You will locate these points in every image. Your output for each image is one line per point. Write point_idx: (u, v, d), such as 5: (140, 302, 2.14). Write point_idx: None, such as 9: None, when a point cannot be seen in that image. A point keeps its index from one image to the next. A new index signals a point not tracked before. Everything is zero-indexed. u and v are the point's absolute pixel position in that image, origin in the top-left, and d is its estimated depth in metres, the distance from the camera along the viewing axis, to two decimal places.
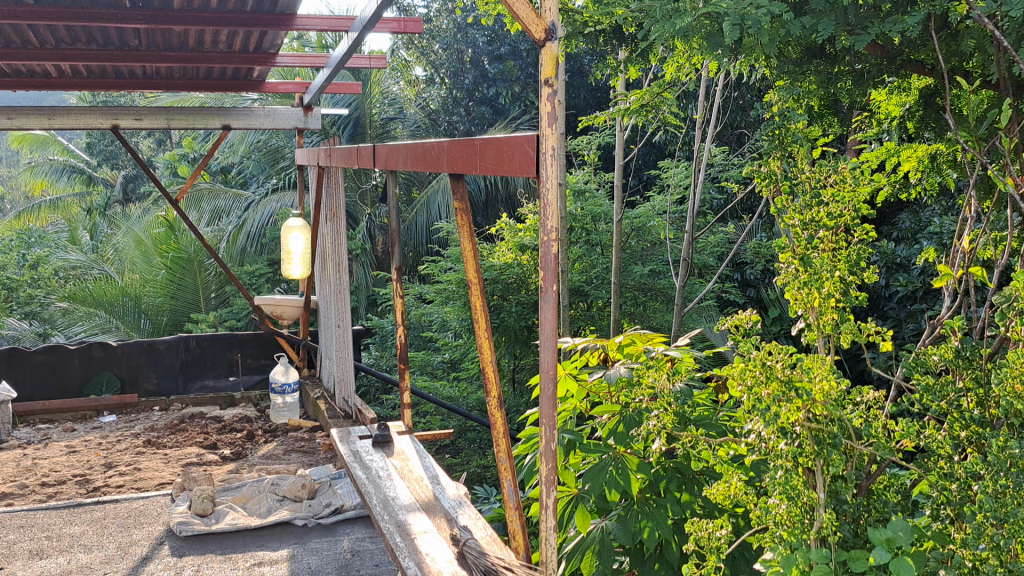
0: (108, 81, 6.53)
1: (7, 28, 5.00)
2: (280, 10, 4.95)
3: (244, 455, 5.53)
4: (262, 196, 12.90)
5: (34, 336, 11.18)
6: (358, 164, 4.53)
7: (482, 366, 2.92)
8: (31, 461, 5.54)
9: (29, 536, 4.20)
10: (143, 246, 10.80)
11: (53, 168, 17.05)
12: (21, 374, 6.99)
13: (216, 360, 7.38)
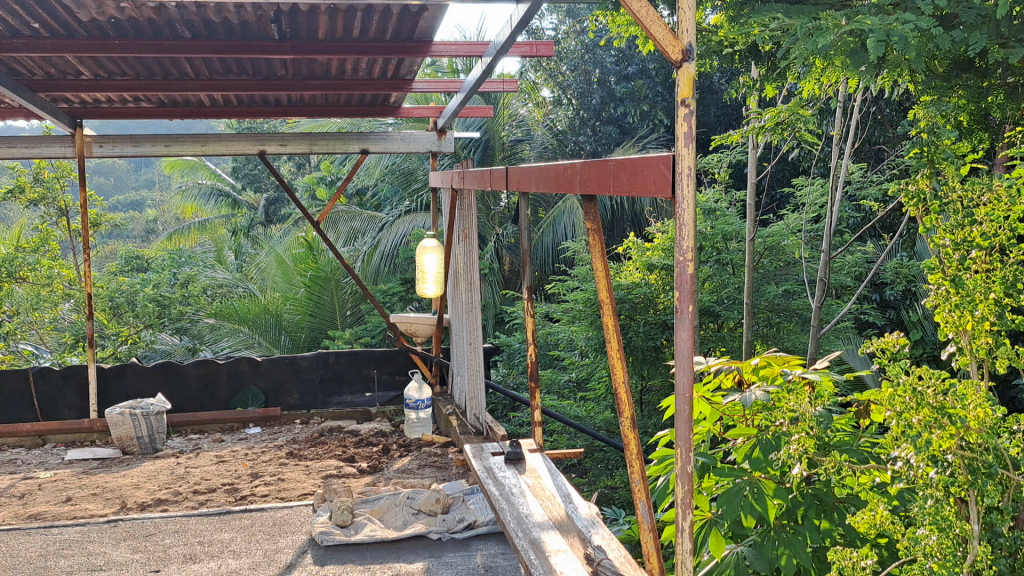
0: (257, 110, 6.92)
1: (165, 61, 5.38)
2: (418, 37, 5.14)
3: (380, 469, 5.70)
4: (395, 218, 13.31)
5: (185, 351, 11.93)
6: (491, 186, 4.63)
7: (615, 387, 2.94)
8: (184, 469, 5.86)
9: (183, 541, 4.46)
10: (285, 266, 11.57)
11: (201, 192, 18.32)
12: (175, 388, 7.43)
13: (353, 376, 7.65)
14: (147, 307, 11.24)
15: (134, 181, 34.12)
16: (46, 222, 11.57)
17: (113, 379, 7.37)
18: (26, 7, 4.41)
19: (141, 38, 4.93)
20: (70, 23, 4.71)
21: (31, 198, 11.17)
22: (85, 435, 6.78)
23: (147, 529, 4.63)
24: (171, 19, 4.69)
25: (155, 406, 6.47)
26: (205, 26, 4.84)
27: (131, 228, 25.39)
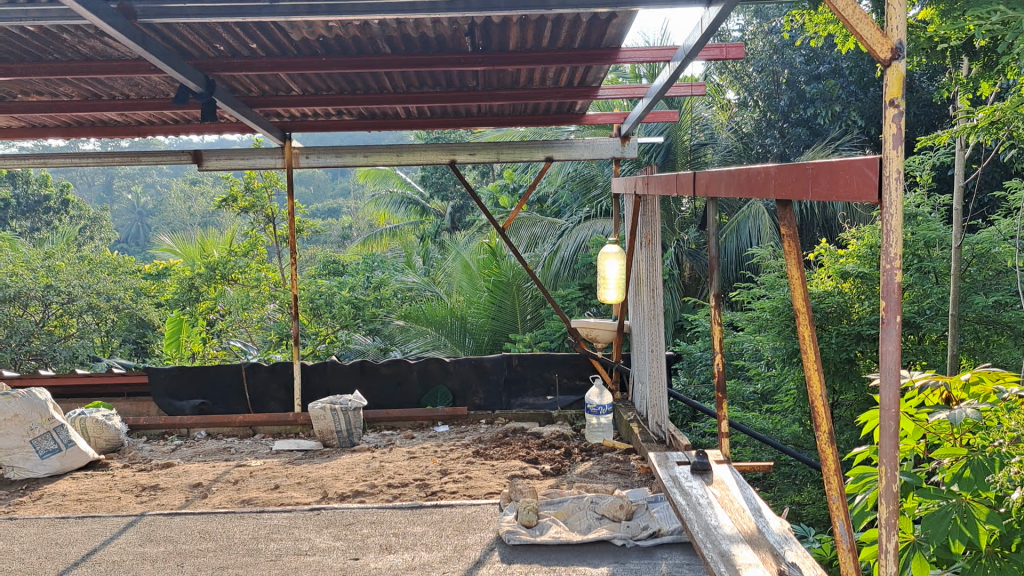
0: (448, 120, 7.17)
1: (367, 76, 5.69)
2: (605, 45, 5.15)
3: (563, 472, 5.75)
4: (575, 223, 13.40)
5: (377, 351, 12.32)
6: (677, 191, 4.58)
7: (813, 400, 2.85)
8: (379, 463, 6.14)
9: (379, 531, 4.67)
10: (470, 271, 11.93)
11: (392, 200, 19.11)
12: (369, 385, 7.81)
13: (535, 379, 7.74)
14: (343, 308, 11.84)
15: (331, 190, 36.04)
16: (255, 229, 12.46)
17: (314, 375, 7.82)
18: (246, 28, 4.78)
19: (346, 54, 5.23)
20: (284, 43, 5.06)
21: (242, 207, 12.06)
22: (289, 427, 7.22)
23: (346, 518, 4.89)
24: (374, 35, 4.94)
25: (352, 402, 6.82)
26: (405, 41, 5.05)
27: (329, 233, 26.70)
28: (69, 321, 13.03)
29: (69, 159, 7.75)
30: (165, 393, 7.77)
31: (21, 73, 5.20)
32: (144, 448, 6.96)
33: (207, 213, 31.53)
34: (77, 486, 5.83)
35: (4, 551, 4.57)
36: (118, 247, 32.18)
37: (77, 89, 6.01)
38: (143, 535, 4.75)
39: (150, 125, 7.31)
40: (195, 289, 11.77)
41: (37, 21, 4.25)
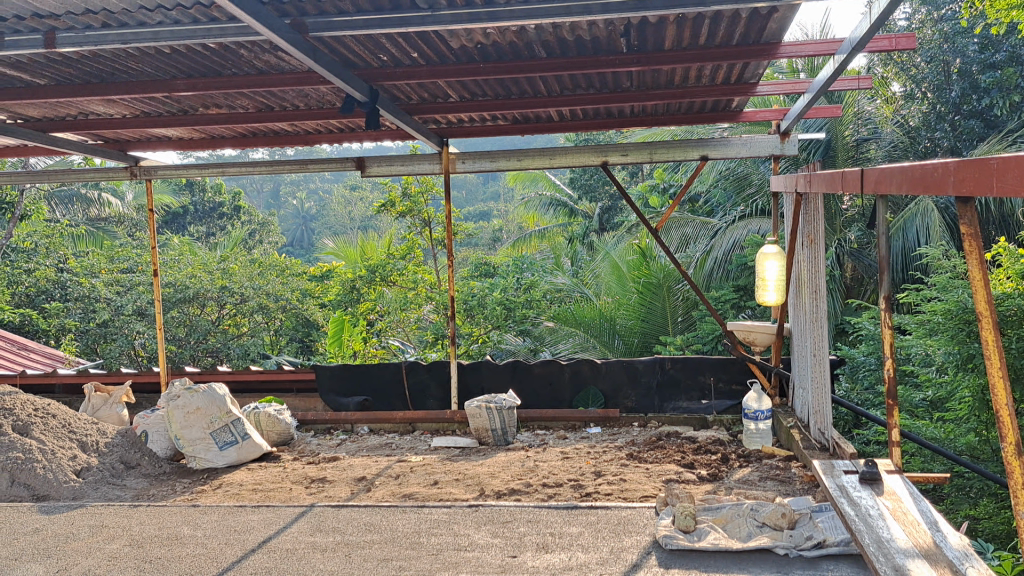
0: (600, 121, 7.19)
1: (522, 82, 5.79)
2: (764, 40, 5.02)
3: (720, 478, 5.64)
4: (728, 223, 13.12)
5: (527, 351, 12.16)
6: (843, 188, 4.40)
7: (998, 410, 2.68)
8: (533, 462, 6.21)
9: (536, 530, 4.72)
10: (619, 272, 11.90)
11: (541, 203, 19.31)
12: (523, 385, 7.90)
13: (689, 383, 7.63)
14: (495, 309, 12.01)
15: (483, 194, 36.59)
16: (412, 232, 12.84)
17: (470, 374, 7.98)
18: (408, 39, 4.95)
19: (503, 60, 5.31)
20: (443, 50, 5.19)
21: (400, 211, 12.47)
22: (447, 424, 7.41)
23: (504, 516, 4.97)
24: (529, 40, 5.01)
25: (507, 401, 6.92)
26: (560, 44, 5.11)
27: (481, 236, 26.91)
28: (242, 319, 13.89)
29: (244, 168, 8.22)
30: (331, 390, 8.13)
31: (204, 88, 5.54)
32: (312, 441, 7.31)
33: (366, 218, 32.72)
34: (252, 477, 6.18)
35: (189, 535, 4.90)
36: (284, 250, 33.88)
37: (252, 101, 6.37)
38: (313, 525, 4.98)
39: (317, 134, 7.66)
40: (356, 292, 12.45)
41: (218, 38, 4.54)
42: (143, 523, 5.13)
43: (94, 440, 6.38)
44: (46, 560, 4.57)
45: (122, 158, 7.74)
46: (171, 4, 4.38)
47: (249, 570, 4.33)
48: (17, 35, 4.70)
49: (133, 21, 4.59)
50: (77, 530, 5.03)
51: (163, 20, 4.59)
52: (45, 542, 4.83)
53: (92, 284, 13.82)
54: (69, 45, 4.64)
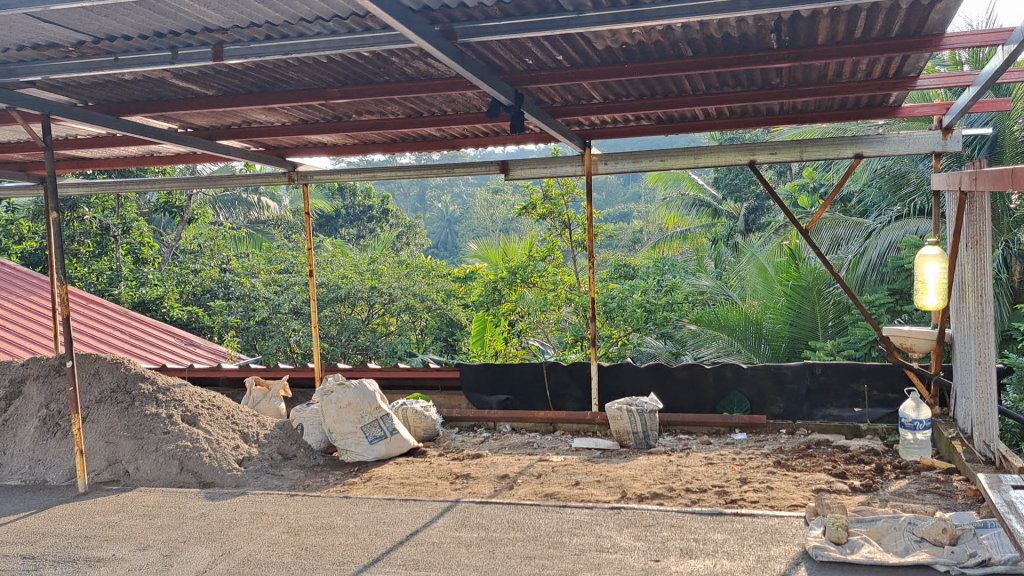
0: (748, 119, 7.01)
1: (666, 80, 5.75)
2: (927, 31, 4.78)
3: (874, 489, 5.41)
4: (884, 224, 12.53)
5: (668, 355, 11.87)
6: (1012, 185, 4.12)
7: None
8: (676, 467, 6.13)
9: (679, 535, 4.66)
10: (767, 275, 11.62)
11: (685, 202, 19.16)
12: (666, 388, 7.81)
13: (840, 390, 7.34)
14: (635, 311, 12.05)
15: (623, 195, 36.40)
16: (552, 234, 12.89)
17: (611, 376, 7.95)
18: (553, 42, 5.00)
19: (648, 60, 5.28)
20: (589, 52, 5.22)
21: (541, 213, 12.56)
22: (588, 425, 7.42)
23: (646, 519, 4.93)
24: (675, 39, 4.96)
25: (649, 404, 6.85)
26: (706, 43, 5.03)
27: (622, 238, 26.70)
28: (390, 319, 14.40)
29: (393, 172, 8.48)
30: (474, 388, 8.30)
31: (357, 95, 5.75)
32: (456, 438, 7.46)
33: (508, 220, 33.01)
34: (400, 471, 6.37)
35: (342, 525, 5.10)
36: (428, 253, 34.78)
37: (402, 106, 6.58)
38: (458, 520, 5.09)
39: (463, 138, 7.83)
40: (498, 292, 12.64)
41: (372, 47, 4.73)
42: (299, 512, 5.38)
43: (255, 431, 6.72)
44: (212, 544, 4.85)
45: (280, 164, 8.13)
46: (329, 15, 4.58)
47: (397, 562, 4.46)
48: (188, 49, 5.01)
49: (293, 33, 4.84)
50: (240, 516, 5.33)
51: (321, 31, 4.82)
52: (210, 527, 5.14)
53: (252, 284, 14.63)
54: (236, 58, 4.93)
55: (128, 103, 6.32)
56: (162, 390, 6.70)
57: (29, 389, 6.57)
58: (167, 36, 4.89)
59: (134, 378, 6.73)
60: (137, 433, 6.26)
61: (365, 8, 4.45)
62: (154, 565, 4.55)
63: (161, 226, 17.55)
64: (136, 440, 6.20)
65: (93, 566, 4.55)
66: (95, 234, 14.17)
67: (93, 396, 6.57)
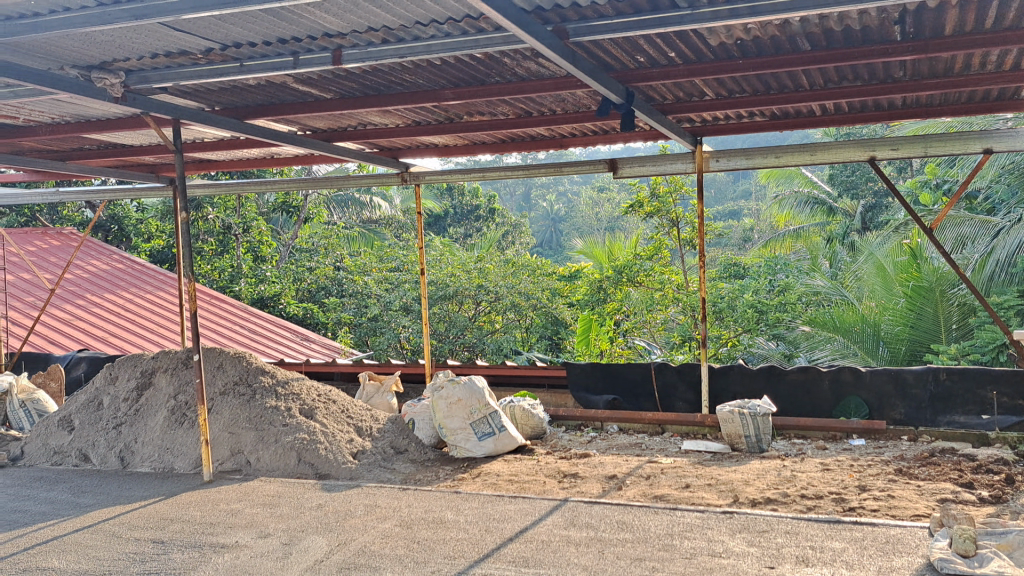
0: (867, 114, 6.79)
1: (782, 75, 5.61)
2: None
3: (1004, 501, 5.15)
4: (1013, 222, 11.78)
5: (780, 357, 11.60)
6: None
7: None
8: (791, 472, 5.98)
9: (795, 542, 4.55)
10: (885, 275, 11.35)
11: (797, 199, 18.41)
12: (779, 391, 7.63)
13: (966, 396, 7.01)
14: (746, 312, 11.56)
15: (733, 192, 35.71)
16: (659, 232, 12.69)
17: (721, 378, 7.81)
18: (666, 39, 4.95)
19: (764, 55, 5.17)
20: (703, 49, 5.14)
21: (648, 211, 12.40)
22: (698, 428, 7.31)
23: (760, 525, 4.83)
24: (793, 33, 4.83)
25: (762, 407, 6.70)
26: (825, 36, 4.88)
27: (731, 235, 26.26)
28: (496, 317, 14.54)
29: (502, 172, 8.55)
30: (581, 387, 8.30)
31: (469, 96, 5.82)
32: (564, 437, 7.47)
33: (614, 218, 32.82)
34: (509, 468, 6.42)
35: (453, 520, 5.17)
36: (534, 251, 34.96)
37: (512, 107, 6.62)
38: (568, 519, 5.10)
39: (573, 137, 7.83)
40: (604, 292, 12.64)
41: (485, 49, 4.79)
42: (412, 506, 5.49)
43: (368, 425, 6.89)
44: (329, 534, 5.00)
45: (393, 164, 8.28)
46: (443, 18, 4.65)
47: (507, 558, 4.50)
48: (309, 54, 5.16)
49: (409, 36, 4.93)
50: (354, 508, 5.47)
51: (436, 34, 4.90)
52: (327, 518, 5.29)
53: (364, 282, 15.04)
54: (353, 62, 5.05)
55: (252, 107, 6.58)
56: (282, 383, 6.94)
57: (160, 380, 6.95)
58: (289, 42, 5.04)
59: (255, 372, 7.00)
60: (258, 425, 6.51)
61: (479, 10, 4.51)
62: (275, 553, 4.72)
63: (279, 226, 18.21)
64: (257, 432, 6.45)
65: (217, 552, 4.75)
66: (217, 233, 14.93)
67: (218, 387, 6.88)
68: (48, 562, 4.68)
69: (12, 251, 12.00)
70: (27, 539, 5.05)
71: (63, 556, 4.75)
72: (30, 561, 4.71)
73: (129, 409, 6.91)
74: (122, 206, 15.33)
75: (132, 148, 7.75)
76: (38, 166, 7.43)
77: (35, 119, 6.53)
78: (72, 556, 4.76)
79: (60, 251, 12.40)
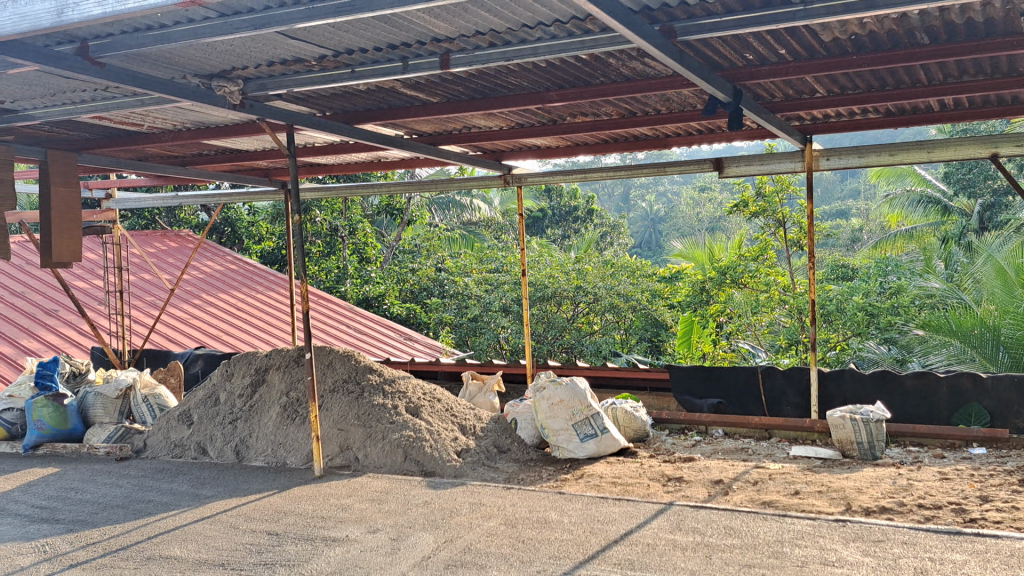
0: (988, 110, 6.50)
1: (899, 70, 5.43)
2: None
3: None
4: None
5: (891, 361, 11.18)
6: None
7: None
8: (906, 480, 5.78)
9: (913, 553, 4.40)
10: (1005, 276, 10.96)
11: (909, 199, 17.82)
12: (893, 398, 7.39)
13: None
14: (855, 315, 11.59)
15: (840, 191, 34.72)
16: (766, 233, 12.42)
17: (831, 383, 7.60)
18: (776, 36, 4.85)
19: (880, 50, 5.02)
20: (815, 45, 5.02)
21: (753, 211, 12.15)
22: (806, 433, 7.16)
23: (875, 534, 4.69)
24: (912, 26, 4.67)
25: (875, 413, 6.51)
26: (946, 29, 4.71)
27: (839, 235, 25.58)
28: (595, 318, 14.50)
29: (605, 173, 8.53)
30: (685, 390, 8.21)
31: (574, 98, 5.83)
32: (667, 440, 7.40)
33: (715, 217, 32.27)
34: (612, 470, 6.40)
35: (557, 521, 5.19)
36: (632, 252, 34.74)
37: (616, 107, 6.60)
38: (673, 523, 5.05)
39: (677, 137, 7.74)
40: (706, 293, 12.46)
41: (592, 49, 4.79)
42: (516, 505, 5.53)
43: (472, 424, 6.97)
44: (436, 531, 5.09)
45: (496, 167, 8.36)
46: (551, 20, 4.67)
47: (613, 560, 4.49)
48: (418, 59, 5.25)
49: (516, 39, 4.97)
50: (460, 506, 5.54)
51: (542, 36, 4.92)
52: (433, 515, 5.38)
53: (464, 283, 15.24)
54: (461, 65, 5.10)
55: (361, 112, 6.75)
56: (388, 381, 7.08)
57: (274, 376, 7.20)
58: (399, 47, 5.15)
59: (363, 370, 7.15)
60: (365, 421, 6.66)
61: (586, 11, 4.51)
62: (384, 548, 4.82)
63: (383, 227, 18.58)
64: (365, 429, 6.61)
65: (329, 545, 4.88)
66: (325, 235, 15.29)
67: (328, 385, 7.09)
68: (170, 550, 4.89)
69: (134, 253, 12.59)
70: (151, 528, 5.29)
71: (185, 546, 4.96)
72: (154, 549, 4.93)
73: (243, 405, 7.17)
74: (235, 210, 15.91)
75: (247, 154, 8.03)
76: (160, 172, 7.77)
77: (158, 127, 6.84)
78: (193, 545, 4.96)
79: (178, 253, 12.96)
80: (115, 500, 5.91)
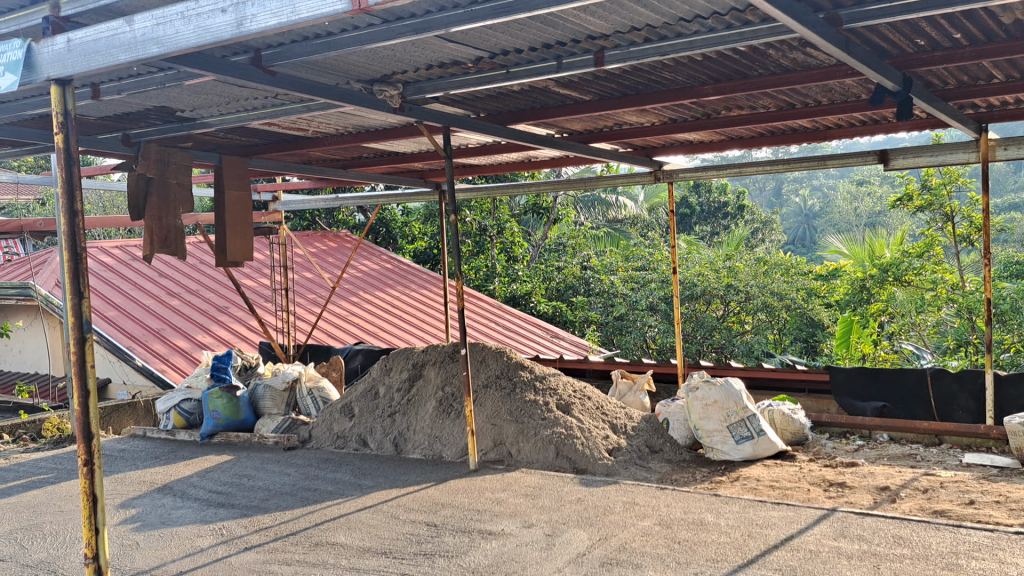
0: None
1: None
2: None
3: None
4: None
5: None
6: None
7: None
8: None
9: None
10: None
11: None
12: None
13: None
14: None
15: (1015, 183, 32.51)
16: (931, 227, 11.76)
17: (1009, 387, 7.11)
18: (951, 19, 4.59)
19: None
20: (993, 28, 4.72)
21: (918, 205, 11.56)
22: (981, 439, 6.74)
23: None
24: None
25: None
26: None
27: (1014, 230, 23.97)
28: (746, 317, 14.17)
29: (761, 168, 8.30)
30: (846, 394, 7.91)
31: (731, 91, 5.71)
32: (828, 444, 7.13)
33: (874, 212, 30.87)
34: (770, 473, 6.23)
35: (713, 522, 5.10)
36: (785, 249, 33.76)
37: (774, 100, 6.41)
38: (837, 529, 4.86)
39: (837, 129, 7.45)
40: (867, 292, 11.96)
41: (751, 41, 4.67)
42: (671, 505, 5.46)
43: (623, 423, 6.94)
44: (590, 529, 5.09)
45: (647, 163, 8.28)
46: (708, 12, 4.59)
47: (773, 566, 4.36)
48: (572, 57, 5.27)
49: (672, 33, 4.90)
50: (614, 504, 5.52)
51: (699, 30, 4.83)
52: (586, 512, 5.38)
53: (611, 281, 15.23)
54: (615, 62, 5.07)
55: (514, 112, 6.84)
56: (539, 378, 7.14)
57: (430, 371, 7.41)
58: (554, 46, 5.18)
59: (515, 366, 7.25)
60: (517, 417, 6.75)
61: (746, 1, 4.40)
62: (539, 543, 4.86)
63: (529, 226, 18.74)
64: (517, 424, 6.69)
65: (485, 538, 4.97)
66: (474, 235, 15.59)
67: (481, 381, 7.22)
68: (336, 537, 5.10)
69: (297, 253, 13.22)
70: (318, 515, 5.54)
71: (349, 533, 5.16)
72: (321, 536, 5.16)
73: (401, 400, 7.41)
74: (389, 210, 16.43)
75: (404, 156, 8.28)
76: (323, 174, 8.11)
77: (322, 131, 7.14)
78: (357, 533, 5.15)
79: (337, 252, 13.49)
80: (284, 487, 6.22)
